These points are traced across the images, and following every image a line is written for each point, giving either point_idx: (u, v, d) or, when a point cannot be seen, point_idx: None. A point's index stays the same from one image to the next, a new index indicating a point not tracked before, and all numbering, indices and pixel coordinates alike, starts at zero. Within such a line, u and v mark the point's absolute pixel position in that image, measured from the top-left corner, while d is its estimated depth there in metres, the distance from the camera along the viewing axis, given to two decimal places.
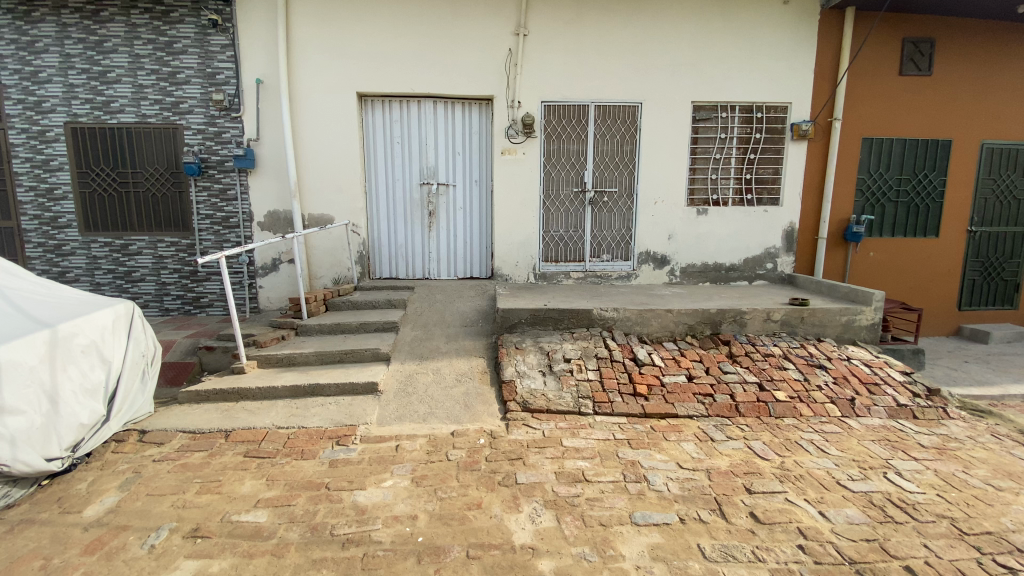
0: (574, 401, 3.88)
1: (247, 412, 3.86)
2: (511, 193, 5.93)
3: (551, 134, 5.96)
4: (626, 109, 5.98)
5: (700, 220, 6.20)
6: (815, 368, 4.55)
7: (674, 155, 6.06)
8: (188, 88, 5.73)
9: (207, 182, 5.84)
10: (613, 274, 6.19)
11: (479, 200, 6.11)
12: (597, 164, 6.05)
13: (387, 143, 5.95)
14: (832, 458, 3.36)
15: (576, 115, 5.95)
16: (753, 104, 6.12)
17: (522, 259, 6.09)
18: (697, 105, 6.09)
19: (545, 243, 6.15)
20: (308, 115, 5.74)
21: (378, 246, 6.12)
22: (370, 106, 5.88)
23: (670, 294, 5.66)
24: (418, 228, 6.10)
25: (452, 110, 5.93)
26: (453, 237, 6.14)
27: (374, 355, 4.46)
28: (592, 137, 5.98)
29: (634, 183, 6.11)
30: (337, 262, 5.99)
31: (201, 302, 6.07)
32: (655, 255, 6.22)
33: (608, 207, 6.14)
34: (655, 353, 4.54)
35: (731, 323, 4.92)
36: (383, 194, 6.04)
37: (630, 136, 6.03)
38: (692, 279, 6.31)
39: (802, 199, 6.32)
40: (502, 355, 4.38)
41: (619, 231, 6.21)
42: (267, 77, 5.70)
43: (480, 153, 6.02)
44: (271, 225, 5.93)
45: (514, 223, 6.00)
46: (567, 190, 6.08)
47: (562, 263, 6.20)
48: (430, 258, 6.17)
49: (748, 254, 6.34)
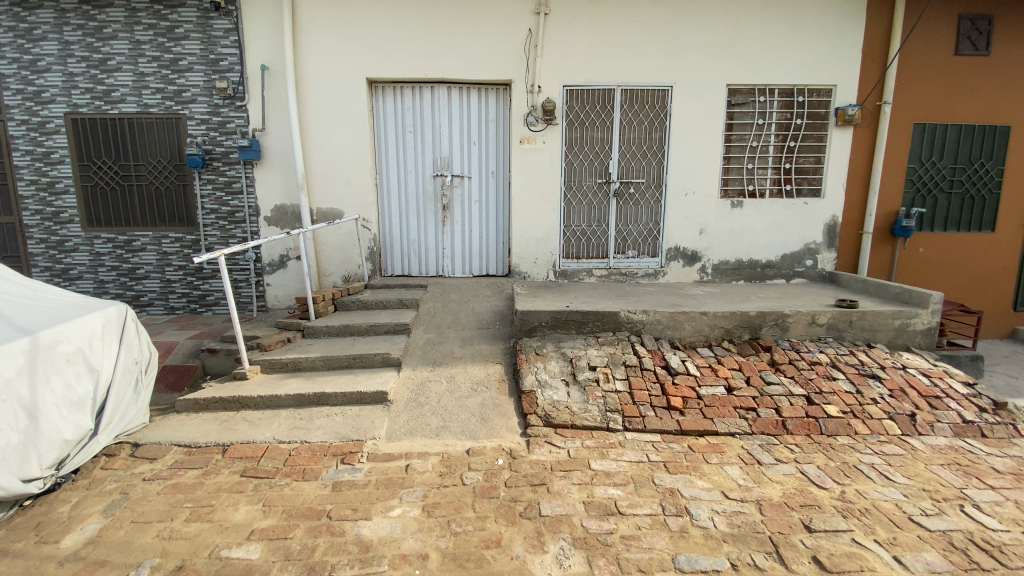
0: (601, 415, 3.52)
1: (247, 423, 3.58)
2: (529, 184, 5.55)
3: (574, 120, 5.55)
4: (654, 94, 5.54)
5: (734, 213, 5.75)
6: (867, 379, 4.12)
7: (707, 143, 5.61)
8: (191, 76, 5.45)
9: (212, 175, 5.56)
10: (639, 272, 5.78)
11: (495, 193, 5.74)
12: (623, 153, 5.63)
13: (398, 132, 5.61)
14: (899, 488, 2.95)
15: (601, 100, 5.52)
16: (795, 87, 5.64)
17: (541, 256, 5.72)
18: (733, 89, 5.62)
19: (566, 238, 5.76)
20: (315, 102, 5.41)
21: (390, 242, 5.81)
22: (382, 93, 5.54)
23: (703, 294, 5.25)
24: (431, 223, 5.76)
25: (467, 96, 5.55)
26: (469, 232, 5.79)
27: (384, 360, 4.15)
28: (618, 125, 5.56)
29: (663, 173, 5.67)
30: (347, 259, 5.69)
31: (207, 300, 5.82)
32: (685, 251, 5.79)
33: (634, 200, 5.72)
34: (689, 361, 4.15)
35: (772, 327, 4.50)
36: (394, 186, 5.71)
37: (658, 122, 5.60)
38: (725, 277, 5.88)
39: (846, 190, 5.82)
40: (521, 362, 4.03)
41: (646, 225, 5.78)
42: (272, 63, 5.38)
43: (497, 142, 5.63)
44: (278, 219, 5.64)
45: (533, 217, 5.62)
46: (591, 181, 5.67)
47: (584, 260, 5.80)
48: (444, 255, 5.83)
49: (786, 250, 5.88)
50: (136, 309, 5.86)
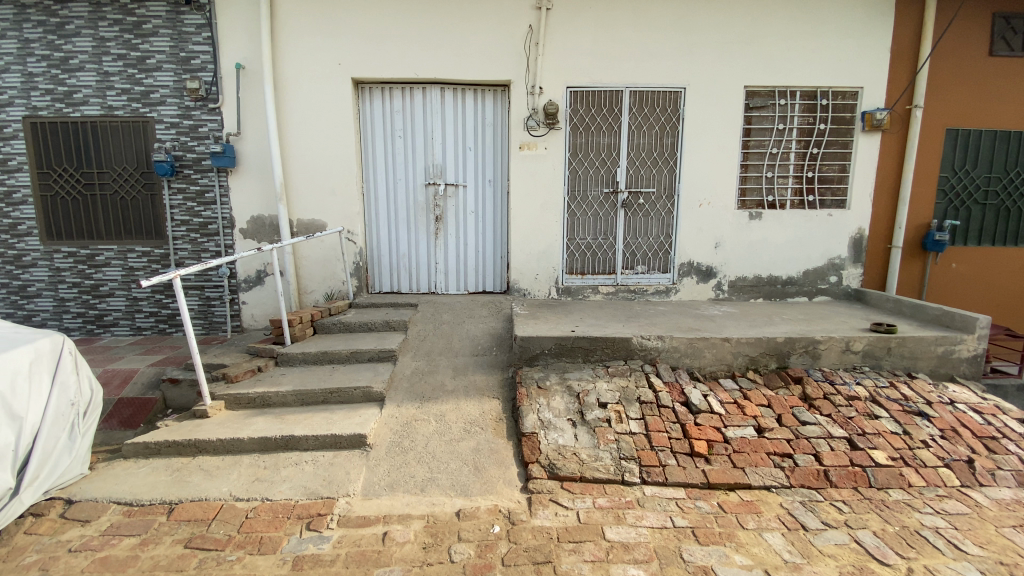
0: (615, 465, 3.03)
1: (203, 474, 3.09)
2: (530, 194, 5.08)
3: (578, 124, 5.08)
4: (665, 96, 5.08)
5: (752, 225, 5.28)
6: (913, 417, 3.63)
7: (723, 150, 5.15)
8: (160, 76, 4.99)
9: (183, 183, 5.09)
10: (649, 289, 5.28)
11: (493, 204, 5.26)
12: (632, 160, 5.15)
13: (386, 137, 5.14)
14: (974, 562, 2.46)
15: (607, 102, 5.06)
16: (818, 89, 5.20)
17: (543, 271, 5.23)
18: (751, 91, 5.17)
19: (569, 251, 5.27)
20: (296, 104, 4.95)
21: (378, 256, 5.31)
22: (369, 94, 5.08)
23: (720, 315, 4.76)
24: (423, 235, 5.28)
25: (461, 98, 5.09)
26: (463, 246, 5.30)
27: (364, 395, 3.66)
28: (626, 130, 5.10)
29: (674, 182, 5.20)
30: (330, 275, 5.19)
31: (176, 320, 5.32)
32: (699, 266, 5.31)
33: (644, 211, 5.24)
34: (712, 396, 3.66)
35: (802, 355, 4.04)
36: (382, 196, 5.22)
37: (670, 126, 5.13)
38: (743, 295, 5.40)
39: (873, 201, 5.37)
40: (521, 398, 3.52)
41: (657, 238, 5.30)
42: (248, 61, 4.91)
43: (495, 149, 5.17)
44: (254, 232, 5.15)
45: (533, 230, 5.14)
46: (596, 191, 5.19)
47: (590, 276, 5.30)
48: (437, 271, 5.34)
49: (808, 265, 5.41)
50: (99, 329, 5.36)
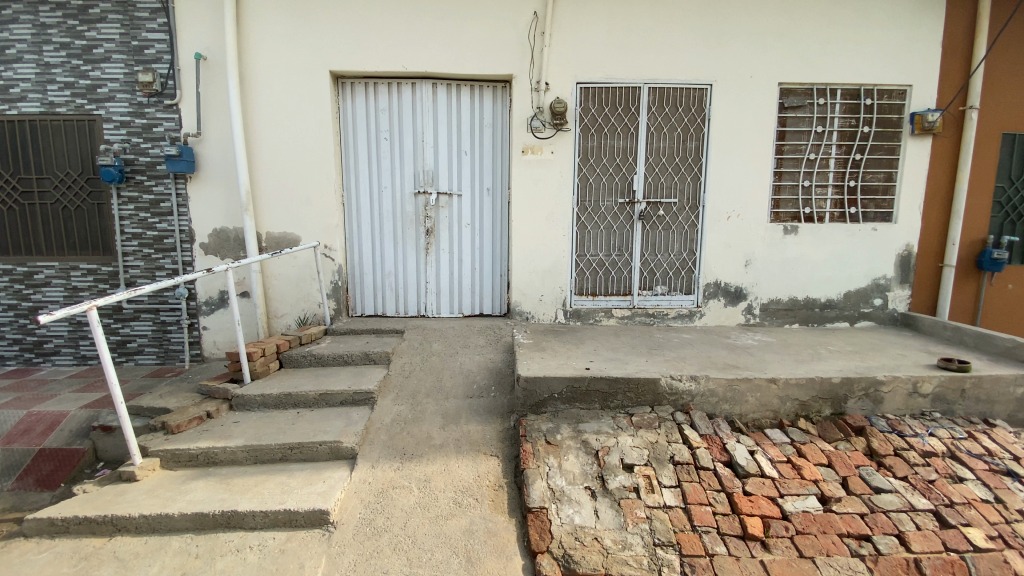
0: (649, 556, 2.36)
1: (117, 565, 2.39)
2: (533, 204, 4.41)
3: (589, 125, 4.42)
4: (688, 94, 4.44)
5: (787, 241, 4.64)
6: (1005, 480, 2.98)
7: (754, 156, 4.52)
8: (108, 68, 4.35)
9: (134, 191, 4.42)
10: (671, 313, 4.61)
11: (491, 215, 4.59)
12: (651, 166, 4.49)
13: (369, 138, 4.48)
14: None
15: (623, 100, 4.42)
16: (861, 87, 4.60)
17: (548, 292, 4.55)
18: (786, 89, 4.55)
19: (579, 270, 4.58)
20: (265, 101, 4.30)
21: (359, 275, 4.62)
22: (351, 90, 4.45)
23: (756, 346, 4.09)
24: (411, 251, 4.60)
25: (456, 95, 4.45)
26: (458, 263, 4.63)
27: (332, 452, 2.98)
28: (644, 132, 4.45)
29: (699, 192, 4.55)
30: (303, 296, 4.50)
31: (127, 348, 4.62)
32: (727, 287, 4.64)
33: (665, 224, 4.57)
34: (759, 453, 2.99)
35: (861, 399, 3.38)
36: (364, 205, 4.55)
37: (693, 128, 4.48)
38: (776, 320, 4.73)
39: (923, 214, 4.74)
40: (526, 457, 2.83)
41: (679, 255, 4.61)
42: (210, 51, 4.27)
43: (494, 153, 4.52)
44: (217, 247, 4.47)
45: (537, 245, 4.47)
46: (609, 201, 4.52)
47: (602, 297, 4.60)
48: (427, 292, 4.66)
49: (850, 287, 4.76)
50: (38, 359, 4.66)
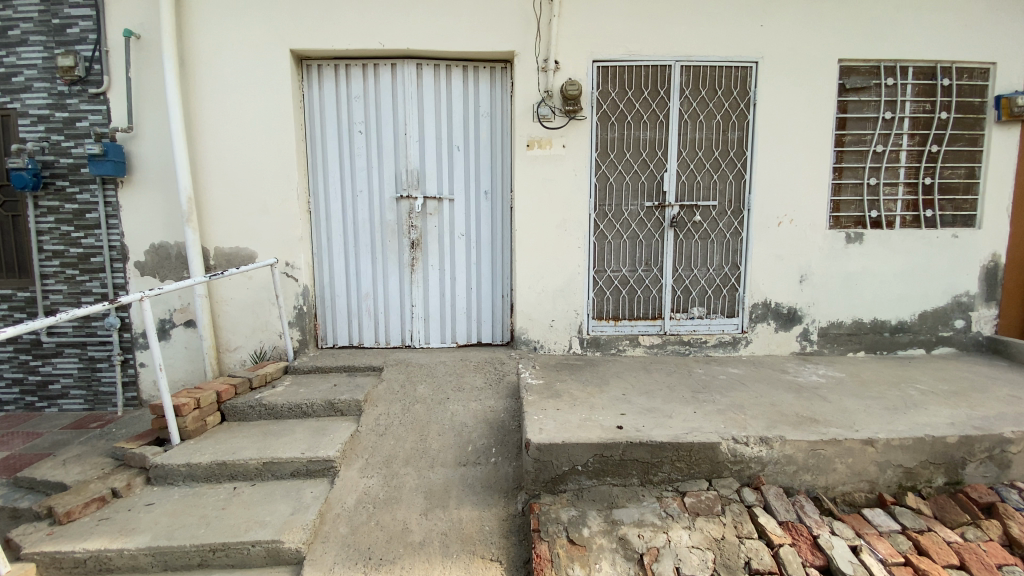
0: None
1: None
2: (541, 210, 3.58)
3: (608, 111, 3.58)
4: (729, 73, 3.62)
5: (849, 252, 3.81)
6: None
7: (811, 148, 3.70)
8: (25, 52, 3.55)
9: (55, 200, 3.62)
10: (710, 340, 3.76)
11: (490, 224, 3.77)
12: (685, 162, 3.64)
13: (341, 132, 3.68)
14: None
15: (651, 81, 3.58)
16: (938, 65, 3.80)
17: (560, 315, 3.69)
18: (848, 68, 3.74)
19: (598, 289, 3.71)
20: (213, 89, 3.52)
21: (330, 297, 3.79)
22: (316, 75, 3.65)
23: (825, 384, 3.24)
24: (393, 268, 3.77)
25: (444, 78, 3.66)
26: (450, 282, 3.80)
27: (269, 554, 2.15)
28: (676, 120, 3.60)
29: (743, 193, 3.71)
30: (261, 324, 3.67)
31: (49, 390, 3.79)
32: (780, 308, 3.80)
33: (702, 233, 3.71)
34: (865, 552, 2.15)
35: (983, 463, 2.57)
36: (335, 214, 3.73)
37: (736, 115, 3.66)
38: (838, 348, 3.89)
39: (1012, 218, 3.91)
40: (541, 566, 1.98)
41: (720, 270, 3.75)
42: (144, 29, 3.49)
43: (492, 148, 3.71)
44: (154, 267, 3.66)
45: (546, 259, 3.63)
46: (634, 205, 3.65)
47: (626, 322, 3.72)
48: (412, 317, 3.82)
49: (926, 306, 3.92)
50: None
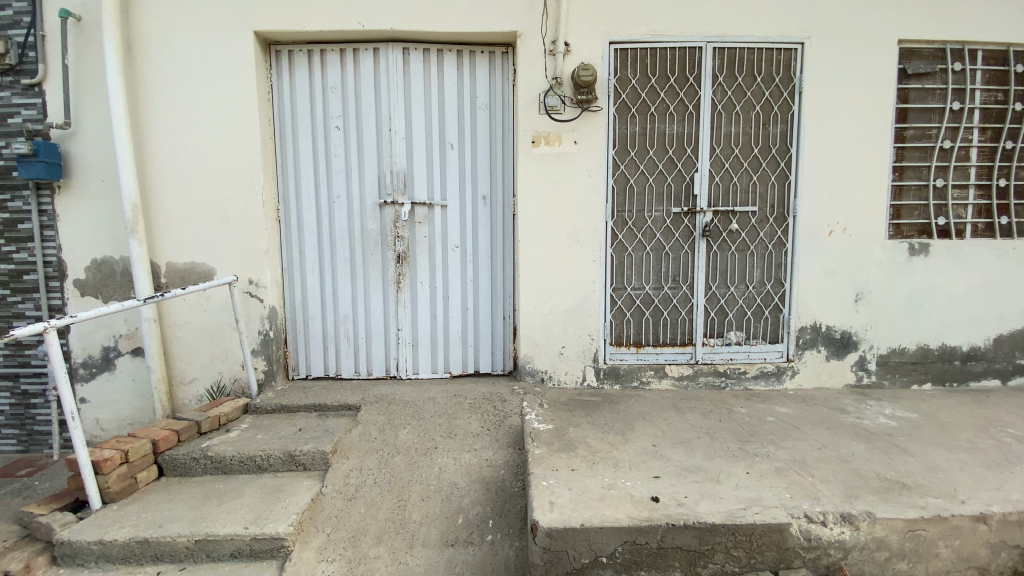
0: None
1: None
2: (549, 218, 3.03)
3: (628, 101, 3.02)
4: (770, 56, 3.06)
5: (913, 266, 3.22)
6: None
7: (867, 144, 3.13)
8: None
9: None
10: (750, 371, 3.19)
11: (489, 234, 3.22)
12: (718, 160, 3.09)
13: (315, 129, 3.16)
14: None
15: (678, 65, 3.02)
16: (1012, 48, 3.22)
17: (571, 341, 3.12)
18: (909, 50, 3.17)
19: (616, 310, 3.13)
20: (165, 78, 3.01)
21: (302, 319, 3.25)
22: (286, 62, 3.14)
23: (899, 429, 2.65)
24: (375, 286, 3.23)
25: (435, 64, 3.12)
26: (442, 302, 3.25)
27: None
28: (709, 111, 3.05)
29: (788, 196, 3.14)
30: (220, 352, 3.12)
31: None
32: (831, 333, 3.23)
33: (740, 244, 3.14)
34: None
35: None
36: (308, 222, 3.19)
37: (779, 105, 3.10)
38: (900, 379, 3.29)
39: None
40: None
41: (761, 287, 3.18)
42: (86, 9, 3.00)
43: (491, 145, 3.16)
44: (96, 286, 3.13)
45: (555, 275, 3.07)
46: (659, 212, 3.09)
47: (651, 349, 3.14)
48: (398, 342, 3.26)
49: (1004, 330, 3.31)
50: None
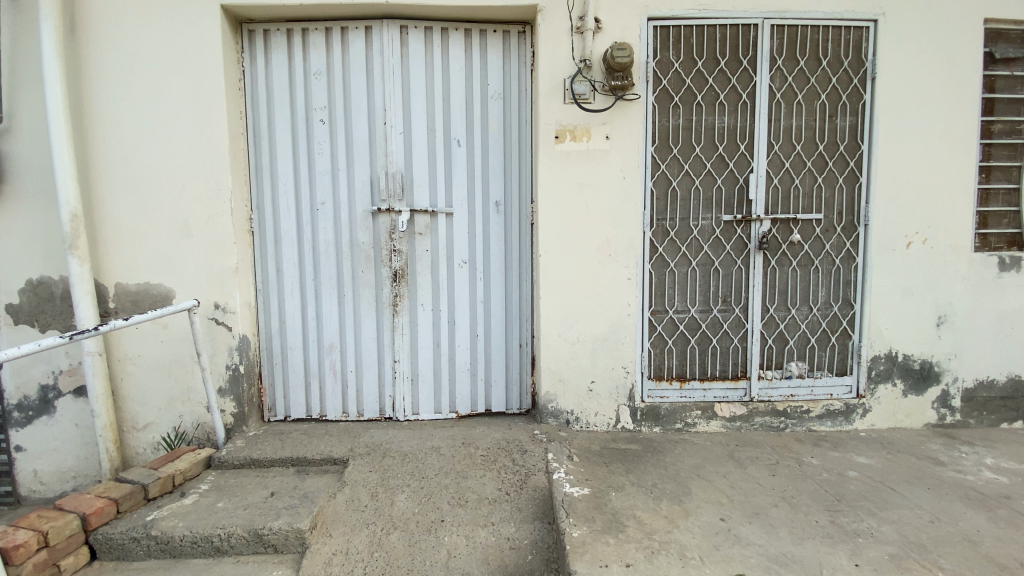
0: None
1: None
2: (576, 229, 2.52)
3: (670, 88, 2.53)
4: (837, 36, 2.58)
5: (1005, 284, 2.72)
6: None
7: (952, 139, 2.63)
8: None
9: None
10: (814, 410, 2.68)
11: (502, 247, 2.71)
12: (776, 159, 2.59)
13: (295, 123, 2.65)
14: None
15: (730, 46, 2.53)
16: None
17: (602, 376, 2.59)
18: (997, 31, 2.70)
19: (656, 338, 2.62)
20: (112, 61, 2.49)
21: (280, 349, 2.73)
22: (261, 44, 2.63)
23: (1014, 489, 2.16)
24: (367, 310, 2.71)
25: (439, 46, 2.62)
26: (447, 328, 2.73)
27: None
28: (766, 100, 2.55)
29: (858, 202, 2.64)
30: (180, 391, 2.60)
31: None
32: (908, 363, 2.72)
33: (802, 259, 2.64)
34: None
35: None
36: (286, 235, 2.68)
37: (847, 94, 2.61)
38: (986, 418, 2.79)
39: None
40: None
41: (826, 309, 2.68)
42: None
43: (506, 141, 2.66)
44: (32, 312, 2.60)
45: (583, 296, 2.56)
46: (707, 220, 2.58)
47: (697, 384, 2.63)
48: (394, 377, 2.74)
49: None
50: None
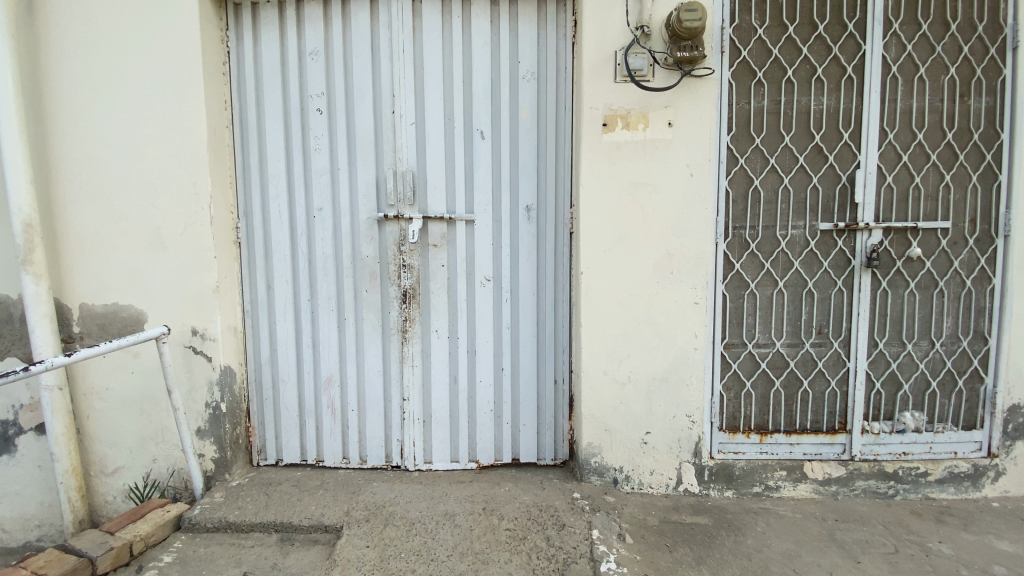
0: None
1: None
2: (629, 241, 2.00)
3: (751, 61, 1.98)
4: None
5: None
6: None
7: None
8: None
9: None
10: (934, 473, 2.09)
11: (534, 262, 2.21)
12: (889, 150, 2.01)
13: (288, 114, 2.22)
14: None
15: (830, 5, 1.97)
16: None
17: (660, 425, 2.07)
18: None
19: (728, 378, 2.08)
20: (74, 42, 2.10)
21: (270, 382, 2.31)
22: (249, 20, 2.21)
23: None
24: (371, 337, 2.26)
25: (459, 17, 2.14)
26: (466, 360, 2.25)
27: None
28: (877, 75, 1.98)
29: (999, 205, 2.02)
30: (153, 430, 2.20)
31: None
32: None
33: (922, 279, 2.05)
34: None
35: None
36: (276, 247, 2.25)
37: (986, 65, 2.00)
38: None
39: None
40: None
41: (951, 344, 2.08)
42: None
43: (541, 133, 2.16)
44: None
45: (636, 325, 2.04)
46: (796, 230, 2.03)
47: (782, 438, 2.07)
48: (403, 418, 2.28)
49: None
50: None
